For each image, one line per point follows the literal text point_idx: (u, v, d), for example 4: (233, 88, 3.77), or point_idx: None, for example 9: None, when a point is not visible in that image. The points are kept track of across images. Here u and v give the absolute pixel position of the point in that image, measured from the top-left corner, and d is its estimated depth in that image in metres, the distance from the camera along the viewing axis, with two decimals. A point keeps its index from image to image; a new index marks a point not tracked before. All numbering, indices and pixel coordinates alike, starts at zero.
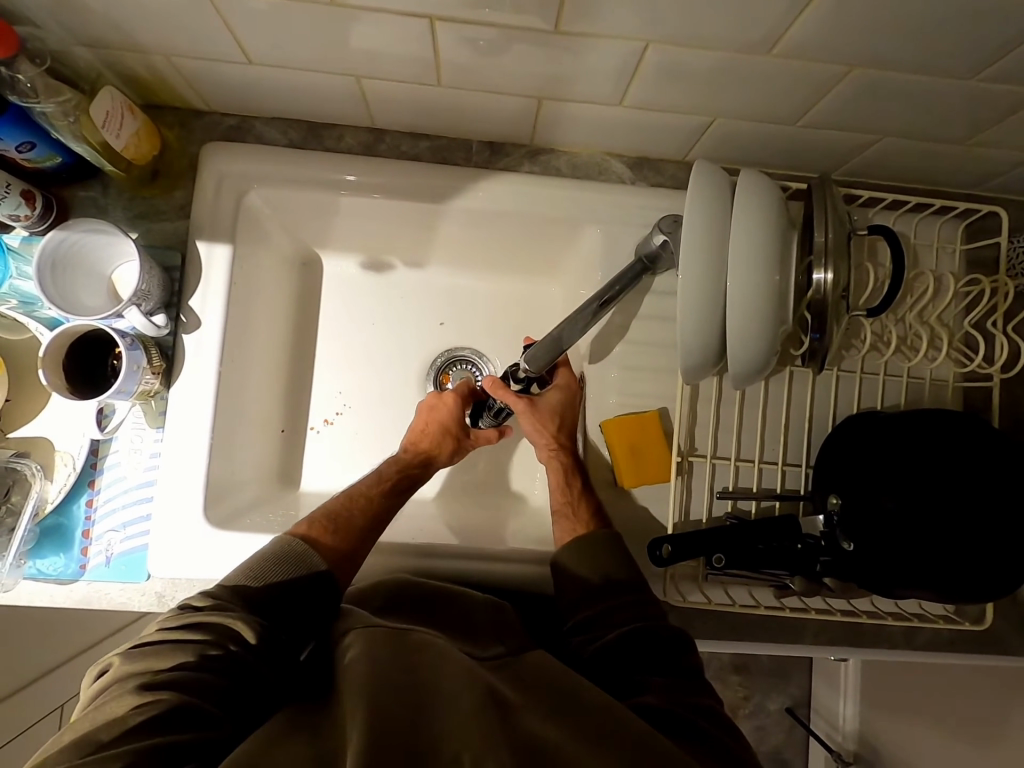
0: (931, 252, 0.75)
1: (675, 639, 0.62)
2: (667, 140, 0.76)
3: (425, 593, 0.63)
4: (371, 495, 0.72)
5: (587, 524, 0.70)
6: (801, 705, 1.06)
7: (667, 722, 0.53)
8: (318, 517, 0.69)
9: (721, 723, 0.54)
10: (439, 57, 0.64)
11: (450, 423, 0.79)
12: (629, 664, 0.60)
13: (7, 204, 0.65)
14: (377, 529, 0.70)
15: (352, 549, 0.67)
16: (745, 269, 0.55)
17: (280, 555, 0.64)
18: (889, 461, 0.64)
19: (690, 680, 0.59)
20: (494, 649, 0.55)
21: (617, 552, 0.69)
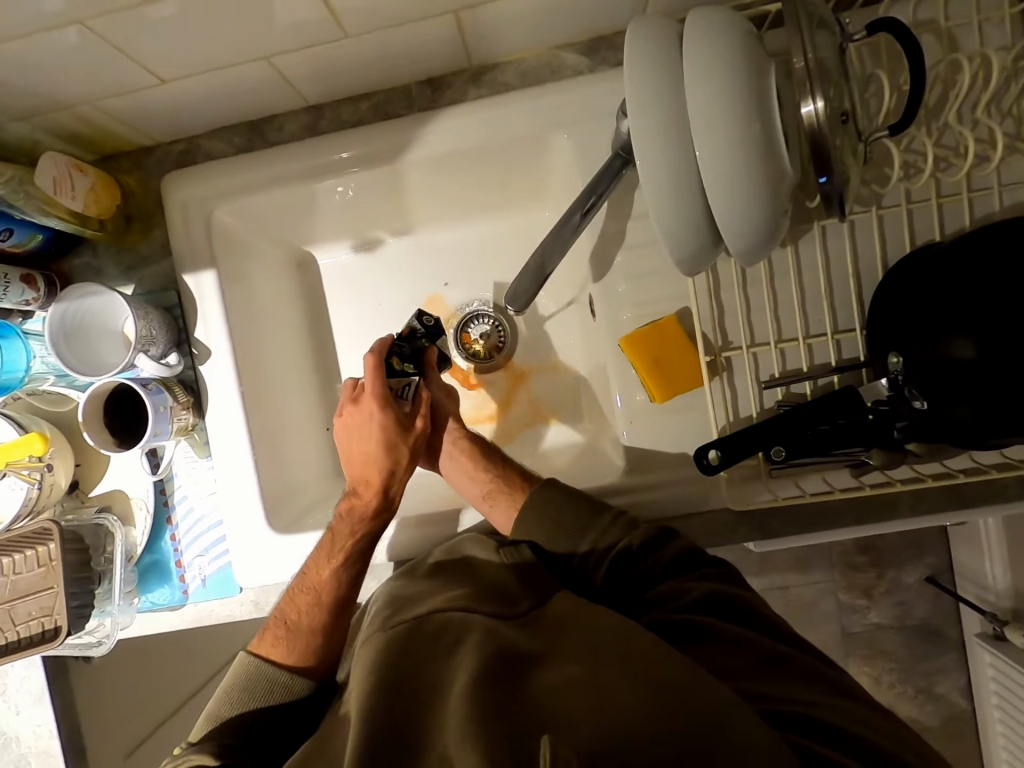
0: (969, 30, 0.61)
1: (655, 541, 0.63)
2: (613, 7, 0.66)
3: (459, 559, 0.63)
4: (332, 582, 0.67)
5: (524, 486, 0.71)
6: (942, 573, 1.10)
7: (671, 632, 0.56)
8: (272, 628, 0.66)
9: (724, 613, 0.57)
10: (331, 7, 0.58)
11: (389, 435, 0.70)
12: (635, 582, 0.62)
13: (13, 293, 0.70)
14: (344, 608, 0.68)
15: (327, 645, 0.66)
16: (708, 127, 0.47)
17: (248, 686, 0.62)
18: (948, 297, 0.55)
19: (684, 579, 0.61)
20: (522, 606, 0.54)
21: (569, 497, 0.66)
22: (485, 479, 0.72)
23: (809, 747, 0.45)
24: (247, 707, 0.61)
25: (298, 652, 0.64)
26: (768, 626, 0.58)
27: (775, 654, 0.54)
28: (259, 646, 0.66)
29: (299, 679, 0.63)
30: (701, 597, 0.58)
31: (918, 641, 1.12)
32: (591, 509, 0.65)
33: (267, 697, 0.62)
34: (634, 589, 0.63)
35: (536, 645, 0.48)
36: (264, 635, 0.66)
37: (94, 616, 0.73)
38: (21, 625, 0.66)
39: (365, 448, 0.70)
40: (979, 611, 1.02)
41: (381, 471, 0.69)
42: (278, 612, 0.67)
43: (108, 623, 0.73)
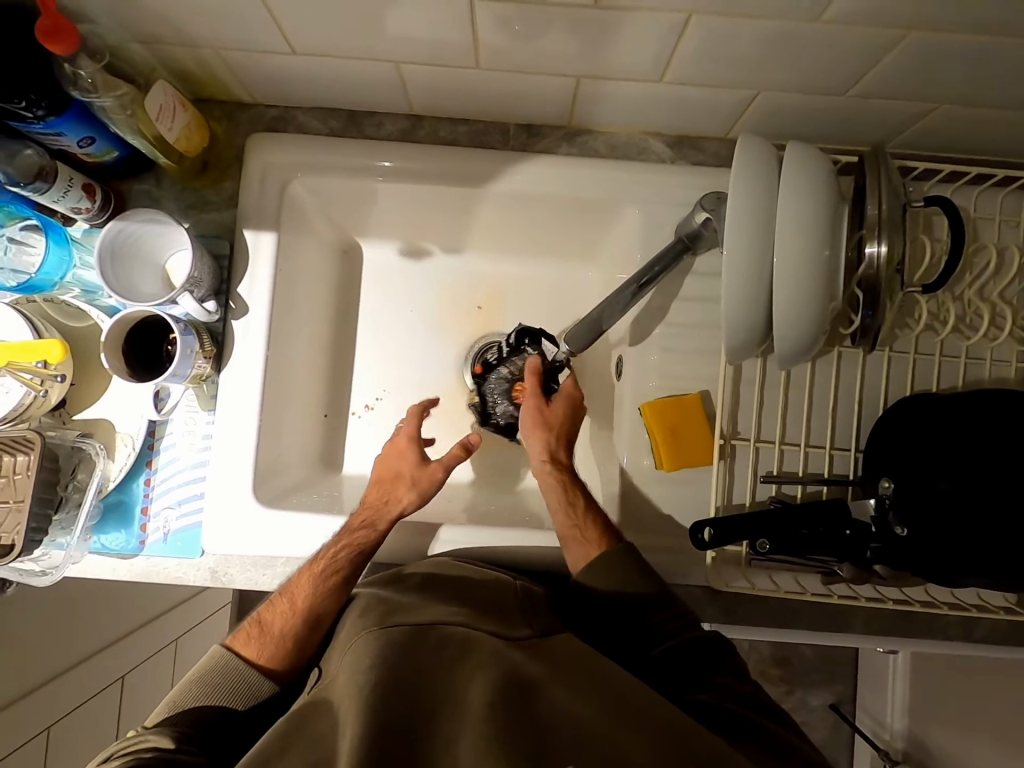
0: (993, 226, 0.72)
1: (711, 644, 0.64)
2: (709, 116, 0.74)
3: (461, 580, 0.62)
4: (310, 592, 0.65)
5: (600, 542, 0.68)
6: (845, 702, 1.27)
7: (719, 720, 0.58)
8: (247, 626, 0.66)
9: (763, 710, 0.60)
10: (478, 40, 0.64)
11: (405, 467, 0.72)
12: (684, 666, 0.63)
13: (71, 197, 0.68)
14: (319, 622, 0.65)
15: (298, 651, 0.65)
16: (789, 240, 0.53)
17: (215, 681, 0.61)
18: (945, 447, 0.62)
19: (731, 674, 0.63)
20: (522, 631, 0.55)
21: (638, 568, 0.66)
22: (569, 518, 0.70)
23: None
24: (213, 705, 0.60)
25: (267, 654, 0.64)
26: (793, 730, 0.59)
27: (810, 761, 0.55)
28: (234, 641, 0.65)
29: (263, 681, 0.63)
30: (750, 694, 0.61)
31: None
32: (649, 582, 0.66)
33: (231, 698, 0.61)
34: (685, 679, 0.63)
35: (528, 671, 0.50)
36: (238, 628, 0.66)
37: (44, 545, 0.68)
38: None
39: (381, 471, 0.73)
40: (873, 747, 1.15)
41: (383, 491, 0.71)
42: (256, 611, 0.67)
43: (57, 555, 0.69)
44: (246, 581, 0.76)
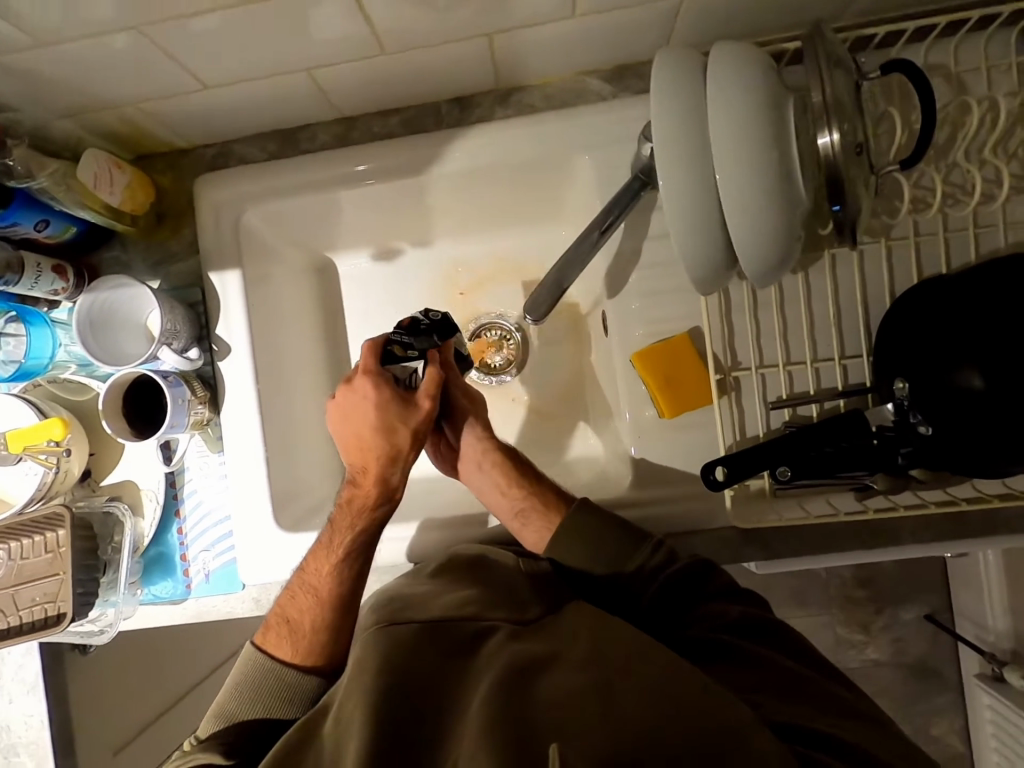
0: (979, 75, 0.64)
1: (700, 575, 0.63)
2: (639, 38, 0.69)
3: (464, 567, 0.62)
4: (329, 577, 0.67)
5: (557, 509, 0.69)
6: (941, 611, 1.19)
7: (709, 653, 0.58)
8: (274, 626, 0.68)
9: (753, 633, 0.60)
10: (374, 26, 0.62)
11: (388, 420, 0.69)
12: (676, 605, 0.63)
13: (44, 282, 0.71)
14: (345, 603, 0.68)
15: (331, 637, 0.67)
16: (728, 150, 0.49)
17: (254, 689, 0.64)
18: (955, 331, 0.57)
19: (721, 601, 0.63)
20: (533, 612, 0.56)
21: (611, 526, 0.64)
22: (518, 495, 0.70)
23: (810, 754, 0.47)
24: (258, 712, 0.63)
25: (302, 649, 0.66)
26: (782, 644, 0.60)
27: (795, 673, 0.56)
28: (265, 642, 0.67)
29: (304, 675, 0.65)
30: (740, 619, 0.61)
31: (911, 675, 1.21)
32: (627, 537, 0.64)
33: (273, 701, 0.64)
34: (676, 614, 0.63)
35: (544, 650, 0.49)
36: (266, 631, 0.68)
37: (97, 606, 0.73)
38: (24, 610, 0.67)
39: (363, 430, 0.69)
40: (978, 652, 1.09)
41: (376, 457, 0.69)
42: (280, 609, 0.69)
43: (111, 613, 0.74)
44: None
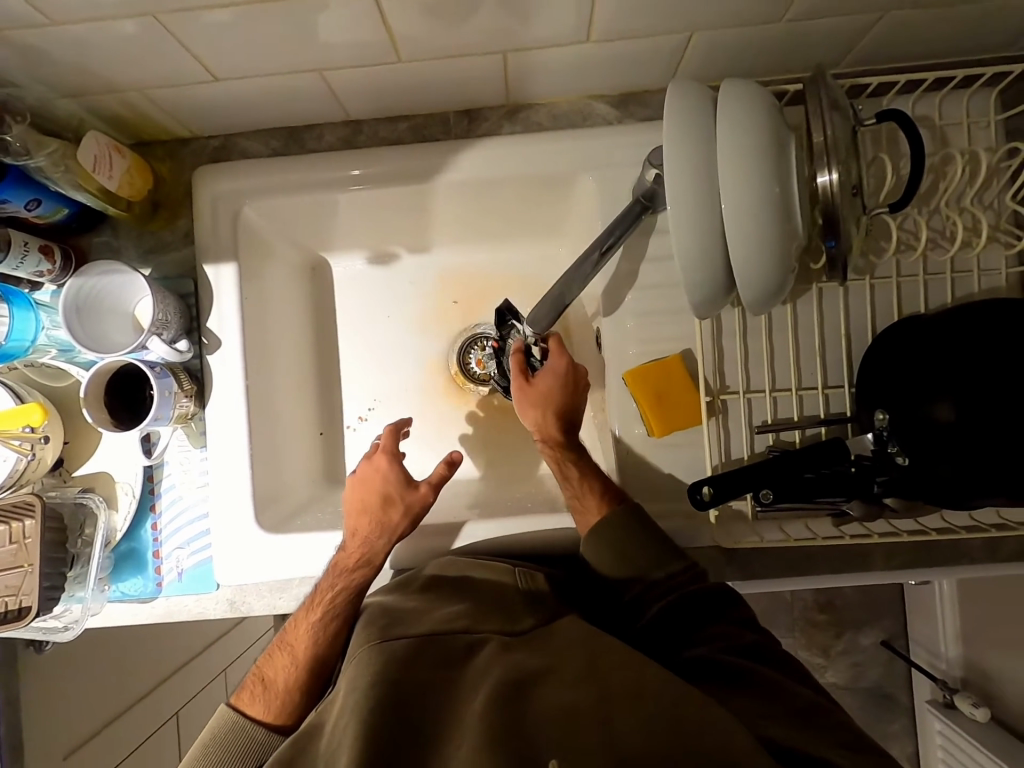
0: (961, 130, 0.68)
1: (717, 598, 0.64)
2: (647, 68, 0.72)
3: (462, 577, 0.62)
4: (309, 638, 0.67)
5: (600, 509, 0.68)
6: (896, 638, 1.24)
7: (711, 672, 0.58)
8: (250, 683, 0.67)
9: (764, 660, 0.60)
10: (393, 33, 0.62)
11: (390, 489, 0.70)
12: (686, 626, 0.63)
13: (30, 262, 0.69)
14: (322, 666, 0.67)
15: (303, 701, 0.66)
16: (734, 185, 0.51)
17: (223, 741, 0.63)
18: (938, 366, 0.59)
19: (734, 626, 0.63)
20: (526, 623, 0.56)
21: (647, 529, 0.66)
22: (574, 484, 0.70)
23: None
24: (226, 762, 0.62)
25: (272, 709, 0.64)
26: (794, 672, 0.60)
27: (803, 698, 0.56)
28: (239, 700, 0.66)
29: (272, 735, 0.63)
30: (753, 644, 0.61)
31: (867, 699, 1.25)
32: (662, 554, 0.65)
33: (241, 754, 0.63)
34: (680, 635, 0.63)
35: (531, 663, 0.50)
36: (241, 685, 0.67)
37: (62, 602, 0.70)
38: None
39: (364, 497, 0.70)
40: (932, 679, 1.12)
41: (369, 522, 0.68)
42: (259, 666, 0.68)
43: (77, 610, 0.70)
44: (266, 607, 0.78)
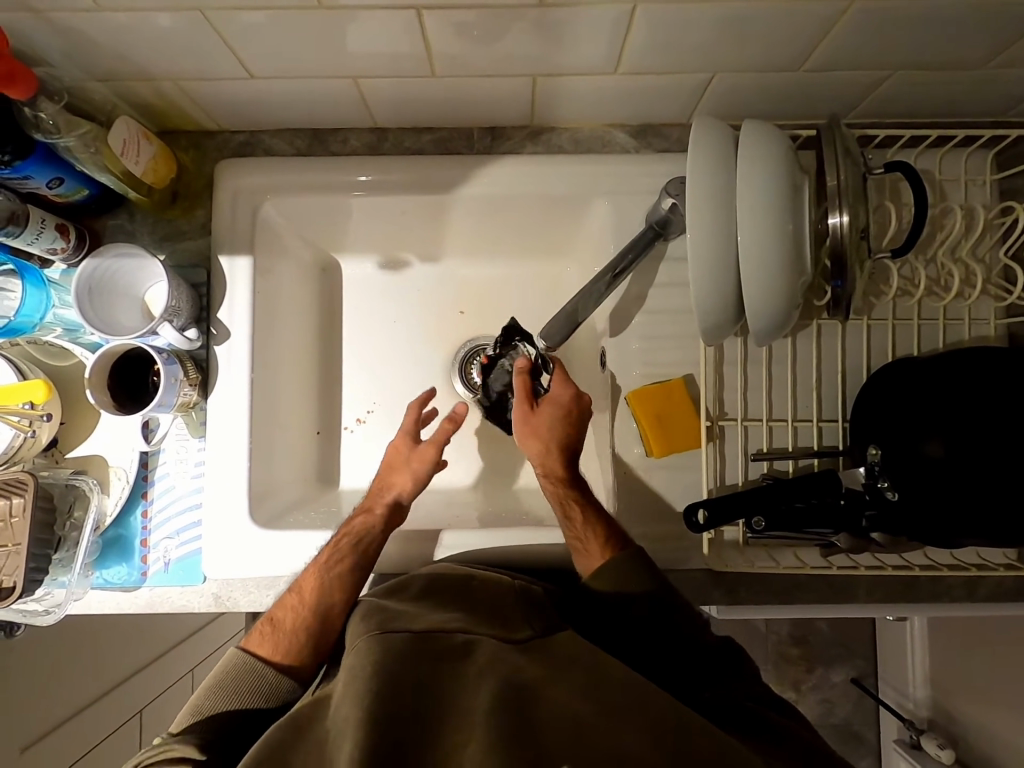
0: (959, 185, 0.72)
1: (728, 652, 0.66)
2: (667, 103, 0.75)
3: (466, 581, 0.63)
4: (321, 580, 0.67)
5: (604, 548, 0.67)
6: (866, 676, 1.26)
7: (729, 716, 0.59)
8: (260, 627, 0.66)
9: (773, 705, 0.61)
10: (430, 49, 0.64)
11: (400, 438, 0.77)
12: (695, 665, 0.64)
13: (45, 238, 0.69)
14: (333, 612, 0.66)
15: (313, 646, 0.65)
16: (751, 218, 0.54)
17: (234, 683, 0.61)
18: (931, 406, 0.62)
19: (746, 677, 0.64)
20: (523, 632, 0.56)
21: (646, 570, 0.66)
22: (580, 522, 0.69)
23: None
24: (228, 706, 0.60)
25: (283, 650, 0.64)
26: (800, 720, 0.60)
27: (808, 742, 0.57)
28: (247, 643, 0.65)
29: (282, 675, 0.63)
30: (762, 691, 0.62)
31: (835, 736, 1.26)
32: (662, 585, 0.66)
33: (250, 697, 0.61)
34: (697, 677, 0.64)
35: (531, 670, 0.50)
36: (252, 626, 0.67)
37: (45, 585, 0.69)
38: None
39: (378, 450, 0.77)
40: (899, 717, 1.13)
41: (383, 475, 0.74)
42: (269, 611, 0.67)
43: (59, 594, 0.69)
44: (251, 603, 0.77)
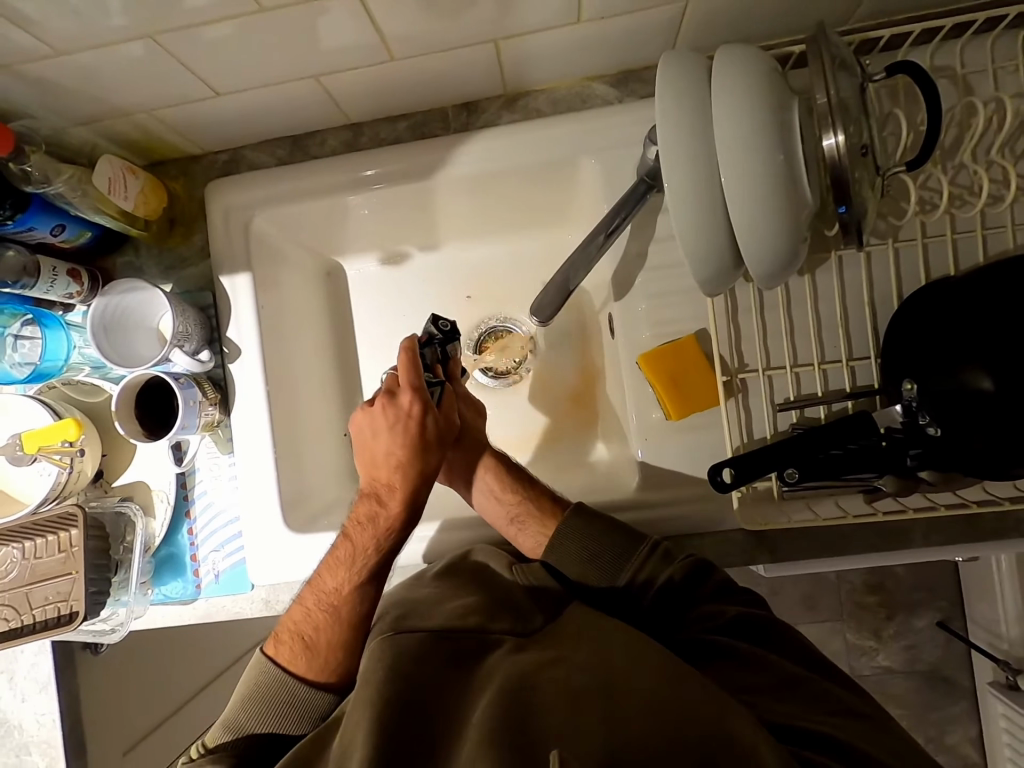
0: (984, 76, 0.64)
1: (699, 575, 0.65)
2: (642, 44, 0.70)
3: (478, 567, 0.65)
4: (350, 595, 0.68)
5: (554, 514, 0.72)
6: (952, 618, 1.18)
7: (700, 653, 0.61)
8: (288, 639, 0.67)
9: (751, 635, 0.62)
10: (382, 33, 0.62)
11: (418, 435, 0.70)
12: (678, 606, 0.65)
13: (59, 286, 0.73)
14: (361, 625, 0.69)
15: (345, 660, 0.68)
16: (733, 156, 0.50)
17: (267, 699, 0.65)
18: (964, 333, 0.56)
19: (717, 602, 0.64)
20: (535, 622, 0.58)
21: (602, 528, 0.67)
22: (513, 502, 0.73)
23: (805, 754, 0.49)
24: (261, 722, 0.64)
25: (317, 667, 0.66)
26: (784, 648, 0.62)
27: (789, 673, 0.58)
28: (276, 655, 0.67)
29: (317, 691, 0.66)
30: (735, 619, 0.63)
31: (924, 684, 1.20)
32: (625, 538, 0.66)
33: (289, 713, 0.65)
34: (673, 618, 0.65)
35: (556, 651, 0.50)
36: (275, 637, 0.68)
37: (109, 606, 0.74)
38: (38, 609, 0.67)
39: (389, 448, 0.70)
40: (992, 659, 1.06)
41: (405, 476, 0.70)
42: (292, 623, 0.68)
43: (122, 612, 0.75)
44: None
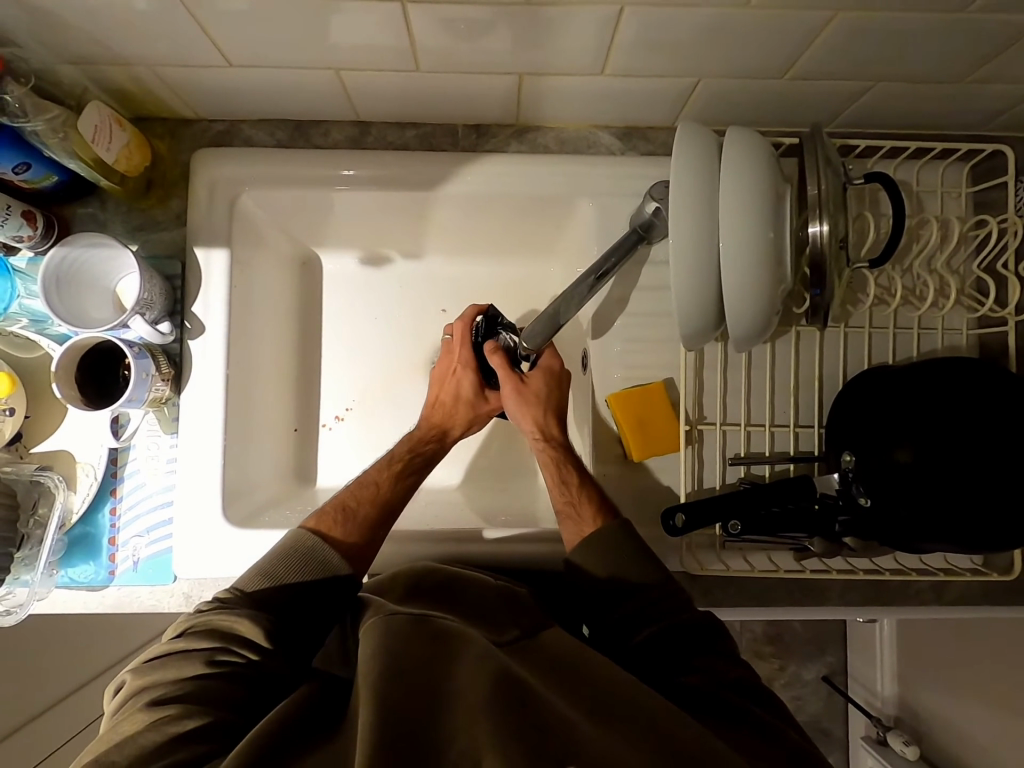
0: (935, 197, 0.74)
1: (705, 630, 0.61)
2: (652, 107, 0.75)
3: (450, 580, 0.63)
4: (382, 485, 0.72)
5: (594, 521, 0.68)
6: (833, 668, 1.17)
7: (709, 706, 0.55)
8: (330, 510, 0.69)
9: (756, 698, 0.56)
10: (414, 43, 0.63)
11: (465, 394, 0.78)
12: (675, 651, 0.60)
13: (9, 227, 0.67)
14: (392, 515, 0.70)
15: (372, 539, 0.68)
16: (733, 226, 0.54)
17: (299, 557, 0.64)
18: (901, 416, 0.63)
19: (723, 657, 0.59)
20: (511, 633, 0.56)
21: (633, 550, 0.65)
22: (560, 494, 0.71)
23: None
24: (291, 577, 0.63)
25: (347, 531, 0.67)
26: (787, 716, 0.56)
27: (795, 744, 0.52)
28: (315, 526, 0.67)
29: (340, 560, 0.65)
30: (741, 678, 0.57)
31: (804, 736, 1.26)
32: (645, 564, 0.64)
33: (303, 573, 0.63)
34: (674, 662, 0.59)
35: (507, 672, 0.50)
36: (318, 508, 0.70)
37: (6, 585, 0.66)
38: None
39: (442, 395, 0.79)
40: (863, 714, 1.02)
41: (450, 414, 0.78)
42: (336, 498, 0.70)
43: (21, 593, 0.66)
44: None
